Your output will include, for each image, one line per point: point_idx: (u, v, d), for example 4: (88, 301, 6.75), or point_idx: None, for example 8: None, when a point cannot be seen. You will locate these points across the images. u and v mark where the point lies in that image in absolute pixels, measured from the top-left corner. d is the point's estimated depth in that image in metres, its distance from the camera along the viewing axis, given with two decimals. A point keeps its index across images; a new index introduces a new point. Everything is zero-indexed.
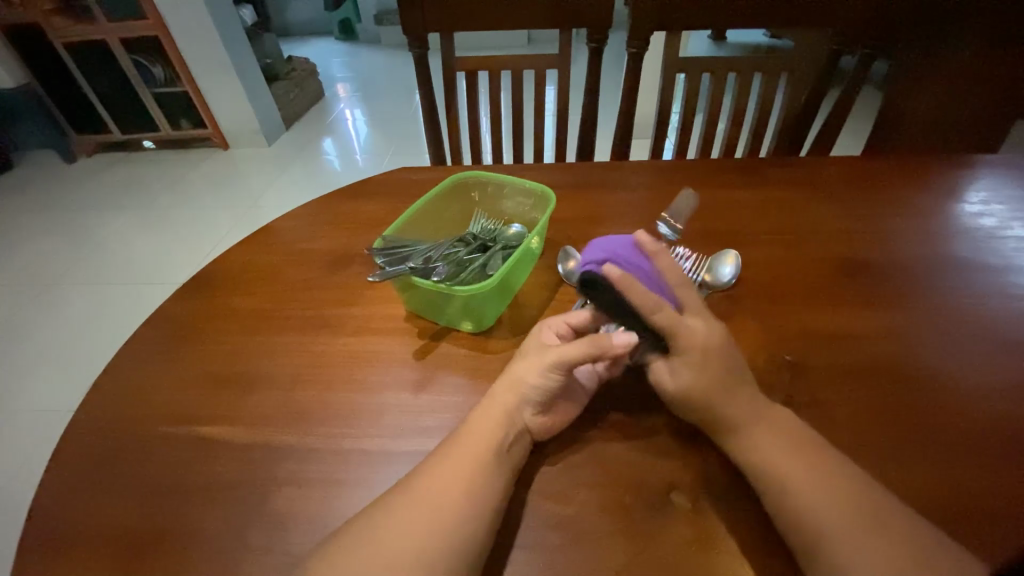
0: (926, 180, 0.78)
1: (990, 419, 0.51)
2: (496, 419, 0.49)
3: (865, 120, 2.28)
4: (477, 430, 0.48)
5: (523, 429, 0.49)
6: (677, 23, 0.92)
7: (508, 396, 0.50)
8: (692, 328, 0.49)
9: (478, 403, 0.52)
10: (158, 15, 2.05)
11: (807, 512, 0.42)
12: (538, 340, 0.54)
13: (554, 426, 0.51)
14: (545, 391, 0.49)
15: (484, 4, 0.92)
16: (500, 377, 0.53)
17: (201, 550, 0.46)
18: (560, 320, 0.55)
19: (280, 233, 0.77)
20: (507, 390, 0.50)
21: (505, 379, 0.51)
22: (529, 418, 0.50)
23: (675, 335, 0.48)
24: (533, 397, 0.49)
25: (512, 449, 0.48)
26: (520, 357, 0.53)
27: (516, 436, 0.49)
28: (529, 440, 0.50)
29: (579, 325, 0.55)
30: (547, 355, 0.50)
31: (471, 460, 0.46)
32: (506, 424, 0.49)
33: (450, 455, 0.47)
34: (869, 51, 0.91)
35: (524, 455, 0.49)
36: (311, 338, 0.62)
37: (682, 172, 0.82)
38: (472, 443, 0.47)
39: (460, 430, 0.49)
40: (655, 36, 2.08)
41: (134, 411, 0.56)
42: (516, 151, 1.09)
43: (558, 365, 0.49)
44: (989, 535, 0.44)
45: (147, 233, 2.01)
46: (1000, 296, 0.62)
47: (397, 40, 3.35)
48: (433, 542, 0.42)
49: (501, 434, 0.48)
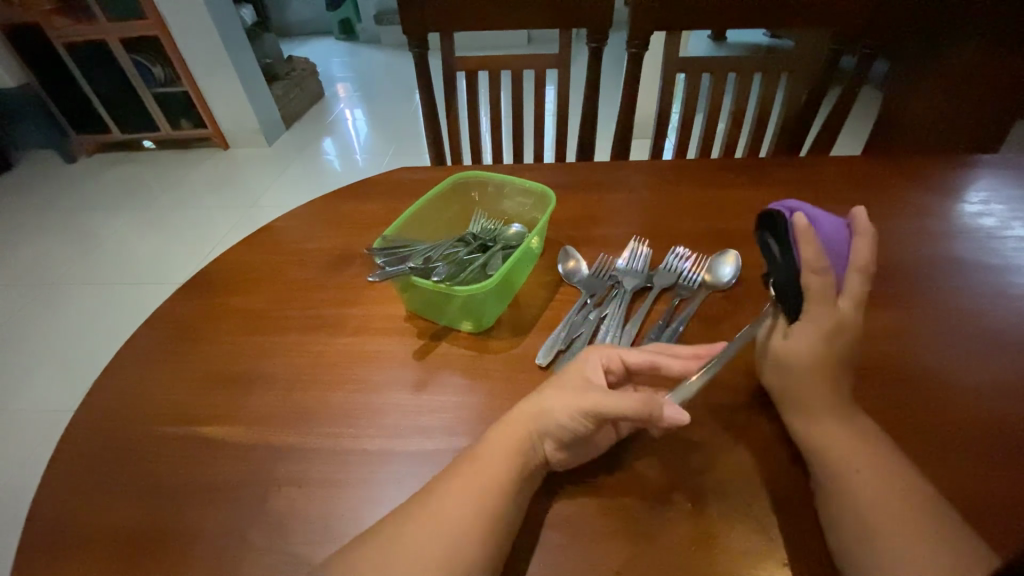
0: (927, 180, 0.78)
1: (992, 419, 0.51)
2: (513, 449, 0.47)
3: (865, 119, 2.28)
4: (492, 453, 0.47)
5: (541, 461, 0.48)
6: (678, 22, 0.92)
7: (531, 425, 0.48)
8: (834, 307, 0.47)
9: (499, 424, 0.50)
10: (158, 15, 2.05)
11: None
12: (583, 371, 0.50)
13: (575, 462, 0.49)
14: (573, 433, 0.47)
15: (484, 4, 0.92)
16: (530, 401, 0.50)
17: (202, 551, 0.46)
18: (615, 352, 0.52)
19: (280, 233, 0.77)
20: (532, 419, 0.48)
21: (533, 407, 0.49)
22: (550, 451, 0.48)
23: (809, 302, 0.47)
24: (558, 436, 0.47)
25: (527, 480, 0.47)
26: (556, 385, 0.50)
27: (532, 469, 0.47)
28: (546, 471, 0.49)
29: (632, 363, 0.52)
30: (585, 400, 0.46)
31: (478, 479, 0.46)
32: (524, 458, 0.47)
33: (458, 474, 0.46)
34: (869, 52, 0.92)
35: (537, 484, 0.48)
36: (312, 338, 0.62)
37: (682, 172, 0.82)
38: (483, 468, 0.46)
39: (477, 452, 0.48)
40: (655, 36, 2.08)
41: (134, 412, 0.56)
42: (516, 150, 1.09)
43: (594, 414, 0.46)
44: (990, 535, 0.43)
45: (146, 233, 2.01)
46: (1000, 296, 0.62)
47: (397, 40, 3.35)
48: (439, 540, 0.42)
49: (517, 466, 0.46)
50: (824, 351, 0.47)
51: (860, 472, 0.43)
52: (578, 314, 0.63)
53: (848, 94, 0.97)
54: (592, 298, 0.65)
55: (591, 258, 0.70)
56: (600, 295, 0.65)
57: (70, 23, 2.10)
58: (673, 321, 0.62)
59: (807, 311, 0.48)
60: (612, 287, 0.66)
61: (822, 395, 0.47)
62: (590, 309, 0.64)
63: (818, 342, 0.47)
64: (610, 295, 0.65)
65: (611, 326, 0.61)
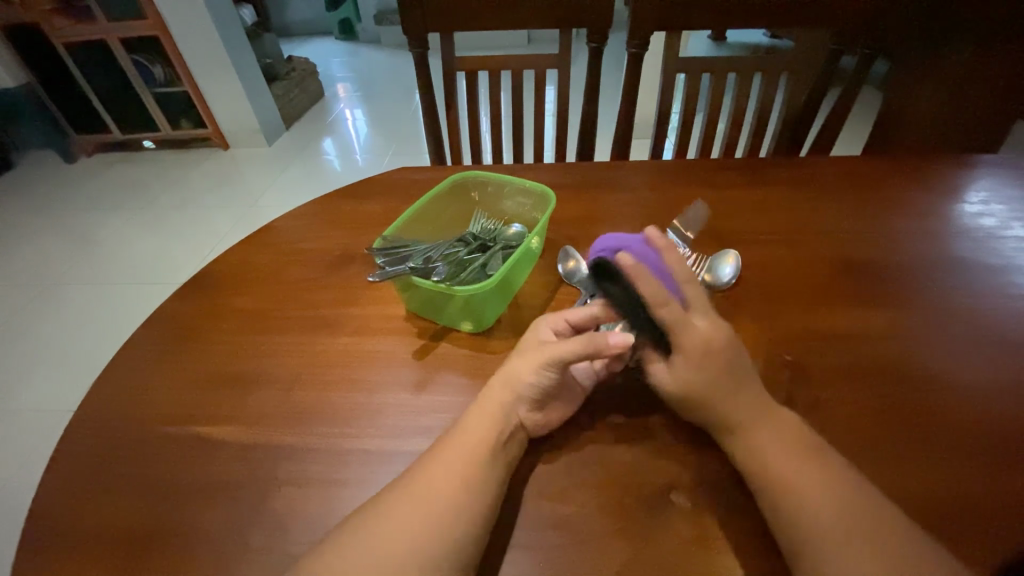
0: (926, 180, 0.78)
1: (991, 418, 0.51)
2: (491, 416, 0.49)
3: (866, 120, 2.28)
4: (472, 426, 0.48)
5: (518, 425, 0.49)
6: (678, 22, 0.92)
7: (502, 392, 0.50)
8: (694, 328, 0.47)
9: (472, 400, 0.52)
10: (159, 15, 2.05)
11: (806, 526, 0.42)
12: (534, 338, 0.53)
13: (550, 423, 0.51)
14: (542, 388, 0.49)
15: (483, 3, 0.92)
16: (494, 375, 0.53)
17: (202, 550, 0.46)
18: (558, 316, 0.54)
19: (280, 232, 0.77)
20: (501, 386, 0.50)
21: (499, 376, 0.52)
22: (524, 414, 0.50)
23: (674, 333, 0.47)
24: (528, 394, 0.49)
25: (507, 442, 0.48)
26: (516, 354, 0.53)
27: (511, 432, 0.49)
28: (524, 437, 0.50)
29: (577, 321, 0.54)
30: (542, 353, 0.49)
31: (467, 450, 0.46)
32: (501, 421, 0.48)
33: (447, 448, 0.47)
34: (869, 52, 0.90)
35: (519, 450, 0.49)
36: (311, 338, 0.62)
37: (681, 172, 0.82)
38: (467, 437, 0.47)
39: (457, 424, 0.49)
40: (655, 36, 2.09)
41: (134, 412, 0.56)
42: (516, 149, 1.09)
43: (554, 362, 0.48)
44: (989, 534, 0.44)
45: (146, 233, 2.01)
46: (999, 296, 0.62)
47: (397, 40, 3.35)
48: (442, 531, 0.42)
49: (496, 430, 0.48)
50: (710, 372, 0.47)
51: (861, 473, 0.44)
52: None
53: (848, 93, 0.97)
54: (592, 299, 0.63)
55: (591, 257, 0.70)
56: None
57: (71, 23, 2.10)
58: None
59: (675, 341, 0.47)
60: None
61: (735, 405, 0.47)
62: None
63: (698, 367, 0.47)
64: None
65: None
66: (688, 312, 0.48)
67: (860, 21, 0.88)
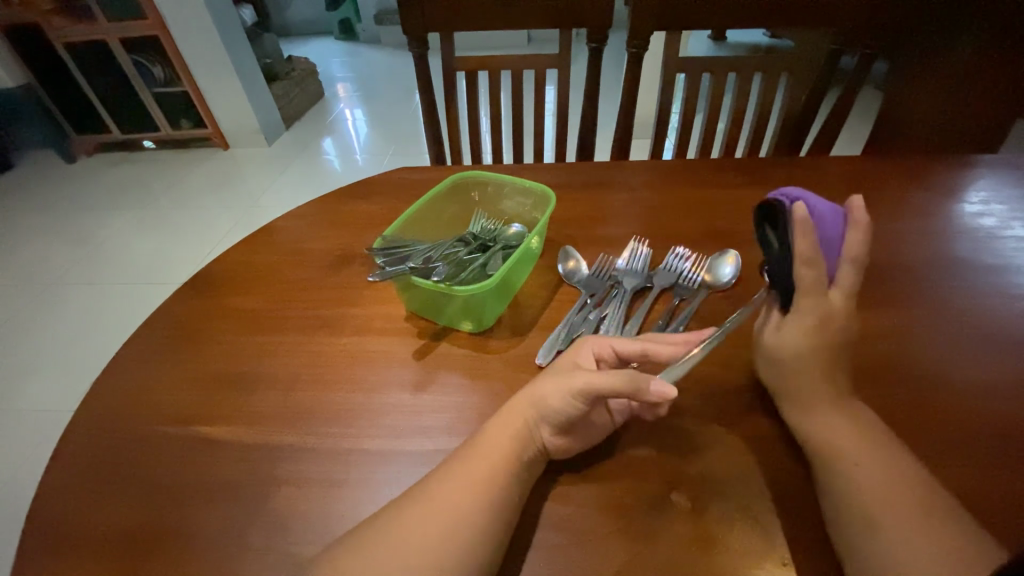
0: (927, 180, 0.78)
1: (994, 418, 0.51)
2: (513, 436, 0.48)
3: (865, 120, 2.28)
4: (491, 443, 0.48)
5: (540, 449, 0.49)
6: (678, 22, 0.92)
7: (529, 412, 0.49)
8: (826, 299, 0.48)
9: (497, 415, 0.51)
10: (158, 15, 2.06)
11: None
12: (573, 358, 0.52)
13: (573, 447, 0.49)
14: (567, 415, 0.47)
15: (482, 3, 0.91)
16: (525, 391, 0.52)
17: (203, 549, 0.46)
18: (606, 342, 0.53)
19: (279, 233, 0.77)
20: (527, 405, 0.50)
21: (527, 395, 0.50)
22: (548, 438, 0.49)
23: (803, 295, 0.48)
24: (554, 419, 0.48)
25: (526, 467, 0.47)
26: (549, 374, 0.52)
27: (532, 456, 0.48)
28: (546, 459, 0.49)
29: (624, 352, 0.52)
30: (574, 380, 0.48)
31: (481, 461, 0.47)
32: (522, 444, 0.48)
33: (458, 458, 0.47)
34: (870, 52, 0.91)
35: (537, 473, 0.48)
36: (312, 338, 0.62)
37: (683, 172, 0.82)
38: (483, 456, 0.47)
39: (478, 439, 0.49)
40: (654, 36, 2.09)
41: (134, 413, 0.56)
42: (516, 148, 1.09)
43: (585, 393, 0.46)
44: (993, 533, 0.43)
45: (147, 233, 2.00)
46: (999, 296, 0.62)
47: (397, 40, 3.34)
48: (458, 538, 0.42)
49: (515, 453, 0.47)
50: (816, 339, 0.48)
51: (862, 473, 0.44)
52: (577, 314, 0.63)
53: (848, 93, 0.97)
54: (592, 298, 0.65)
55: (591, 258, 0.70)
56: (600, 295, 0.65)
57: (70, 23, 2.10)
58: (674, 320, 0.62)
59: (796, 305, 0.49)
60: (612, 287, 0.66)
61: (817, 382, 0.49)
62: (590, 309, 0.63)
63: (808, 332, 0.48)
64: (610, 295, 0.65)
65: (611, 325, 0.61)
66: (830, 286, 0.48)
67: (858, 19, 0.89)
